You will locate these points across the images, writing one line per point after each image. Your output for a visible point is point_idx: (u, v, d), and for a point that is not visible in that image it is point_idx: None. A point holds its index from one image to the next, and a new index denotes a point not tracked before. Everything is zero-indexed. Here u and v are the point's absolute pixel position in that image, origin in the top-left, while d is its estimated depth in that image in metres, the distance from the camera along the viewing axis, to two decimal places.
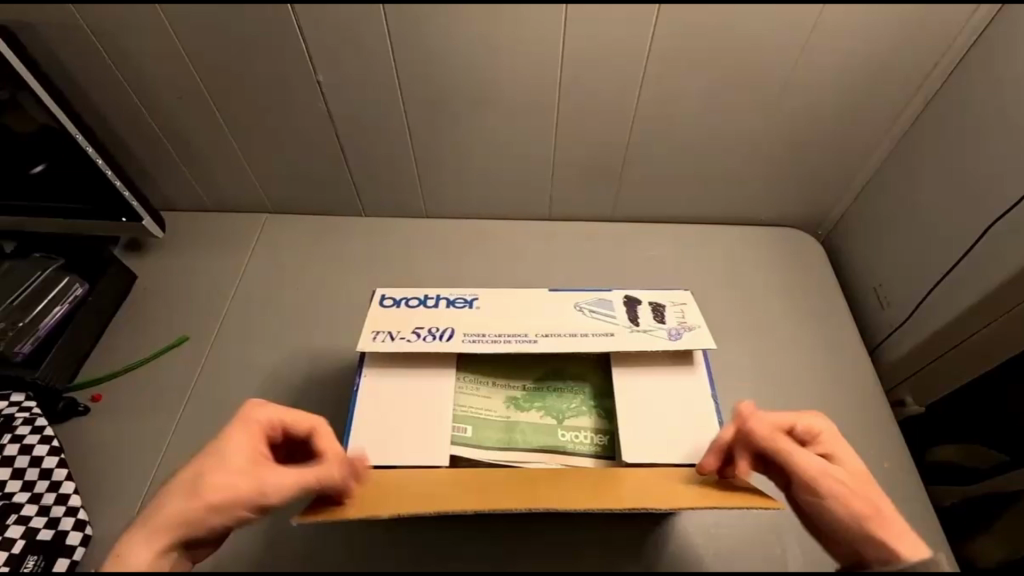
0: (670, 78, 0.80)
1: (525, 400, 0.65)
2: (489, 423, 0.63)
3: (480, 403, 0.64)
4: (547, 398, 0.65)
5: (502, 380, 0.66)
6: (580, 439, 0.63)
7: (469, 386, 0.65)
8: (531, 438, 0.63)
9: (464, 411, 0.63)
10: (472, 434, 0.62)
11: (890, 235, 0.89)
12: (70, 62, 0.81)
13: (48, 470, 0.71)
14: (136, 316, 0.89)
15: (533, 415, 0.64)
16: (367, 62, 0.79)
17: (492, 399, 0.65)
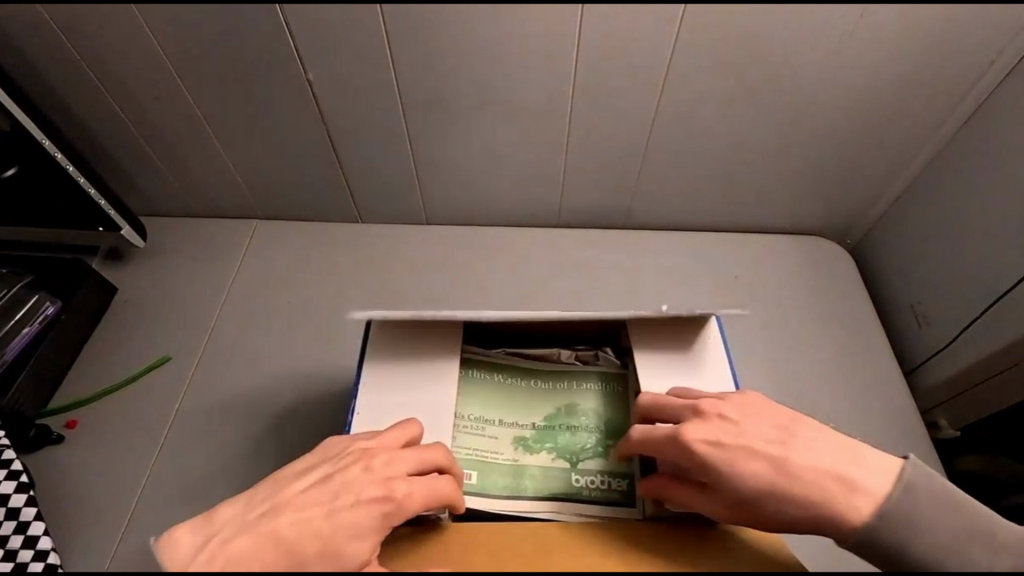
0: (694, 79, 0.74)
1: (535, 440, 0.59)
2: (497, 468, 0.57)
3: (485, 444, 0.58)
4: (559, 436, 0.59)
5: (510, 419, 0.60)
6: (596, 485, 0.57)
7: (473, 426, 0.59)
8: (542, 484, 0.57)
9: (468, 455, 0.57)
10: (477, 481, 0.56)
11: (930, 248, 0.82)
12: (38, 59, 0.75)
13: (15, 509, 0.64)
14: (116, 335, 0.83)
15: (543, 457, 0.58)
16: (365, 62, 0.72)
17: (499, 439, 0.59)
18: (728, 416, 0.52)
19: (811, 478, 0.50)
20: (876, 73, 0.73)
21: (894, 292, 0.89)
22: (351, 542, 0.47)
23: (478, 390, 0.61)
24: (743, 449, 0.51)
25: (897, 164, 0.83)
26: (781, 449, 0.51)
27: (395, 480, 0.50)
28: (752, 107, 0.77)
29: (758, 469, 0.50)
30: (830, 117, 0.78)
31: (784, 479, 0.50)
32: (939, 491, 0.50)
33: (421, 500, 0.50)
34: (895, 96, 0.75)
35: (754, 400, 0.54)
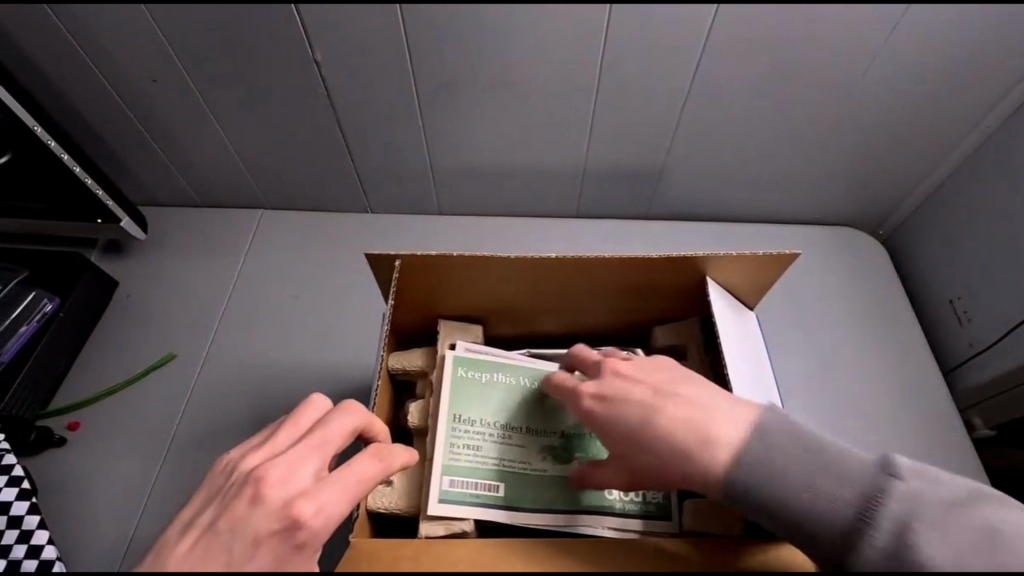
0: (731, 60, 0.68)
1: (564, 450, 0.56)
2: (525, 480, 0.54)
3: (513, 454, 0.55)
4: (591, 445, 0.56)
5: (536, 426, 0.56)
6: (630, 497, 0.54)
7: (500, 435, 0.56)
8: (575, 497, 0.54)
9: (496, 467, 0.54)
10: (505, 494, 0.53)
11: (970, 237, 0.77)
12: (27, 42, 0.70)
13: (18, 517, 0.61)
14: (118, 332, 0.79)
15: (575, 468, 0.55)
16: (375, 41, 0.67)
17: (527, 449, 0.55)
18: (644, 384, 0.49)
19: (724, 442, 0.45)
20: (930, 53, 0.67)
21: (929, 283, 0.84)
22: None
23: (504, 395, 0.57)
24: (680, 414, 0.47)
25: (939, 151, 0.78)
26: (695, 412, 0.47)
27: (302, 499, 0.41)
28: (792, 93, 0.72)
29: (680, 434, 0.46)
30: (873, 101, 0.72)
31: (702, 446, 0.45)
32: (799, 432, 0.46)
33: (337, 510, 0.42)
34: (947, 76, 0.70)
35: (670, 364, 0.51)
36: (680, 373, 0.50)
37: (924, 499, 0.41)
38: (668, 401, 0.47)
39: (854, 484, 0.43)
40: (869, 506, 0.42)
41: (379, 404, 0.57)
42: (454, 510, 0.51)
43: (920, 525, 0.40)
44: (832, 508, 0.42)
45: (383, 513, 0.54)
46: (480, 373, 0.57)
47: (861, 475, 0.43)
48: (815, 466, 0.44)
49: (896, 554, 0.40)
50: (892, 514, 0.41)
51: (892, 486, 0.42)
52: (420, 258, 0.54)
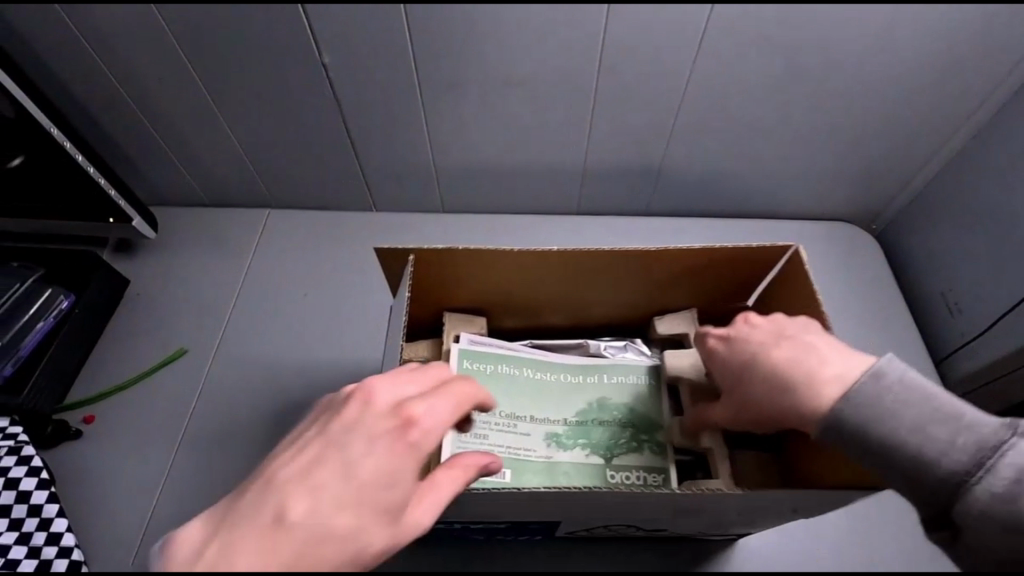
0: (726, 60, 0.70)
1: (567, 437, 0.58)
2: (530, 465, 0.56)
3: (518, 441, 0.57)
4: (593, 431, 0.58)
5: (540, 415, 0.59)
6: (631, 480, 0.56)
7: (505, 424, 0.58)
8: (579, 480, 0.56)
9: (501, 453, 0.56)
10: (512, 478, 0.55)
11: (956, 230, 0.79)
12: (44, 47, 0.72)
13: (38, 506, 0.63)
14: (131, 328, 0.81)
15: (578, 454, 0.57)
16: (379, 47, 0.69)
17: (531, 436, 0.58)
18: (758, 329, 0.52)
19: (833, 384, 0.47)
20: (922, 47, 0.69)
21: (921, 276, 0.86)
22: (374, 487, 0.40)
23: (509, 384, 0.60)
24: (788, 353, 0.50)
25: (931, 146, 0.79)
26: (812, 359, 0.49)
27: (413, 403, 0.43)
28: (786, 91, 0.73)
29: (789, 375, 0.49)
30: (867, 99, 0.74)
31: (805, 388, 0.48)
32: (910, 382, 0.46)
33: (445, 417, 0.43)
34: (935, 75, 0.71)
35: (800, 318, 0.53)
36: (803, 325, 0.52)
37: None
38: (782, 345, 0.50)
39: (969, 435, 0.44)
40: (982, 458, 0.43)
41: None
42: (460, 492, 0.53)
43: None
44: (944, 457, 0.43)
45: None
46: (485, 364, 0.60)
47: (983, 429, 0.44)
48: (927, 418, 0.44)
49: (1006, 500, 0.42)
50: (1006, 464, 0.43)
51: (1015, 441, 0.43)
52: (431, 251, 0.56)
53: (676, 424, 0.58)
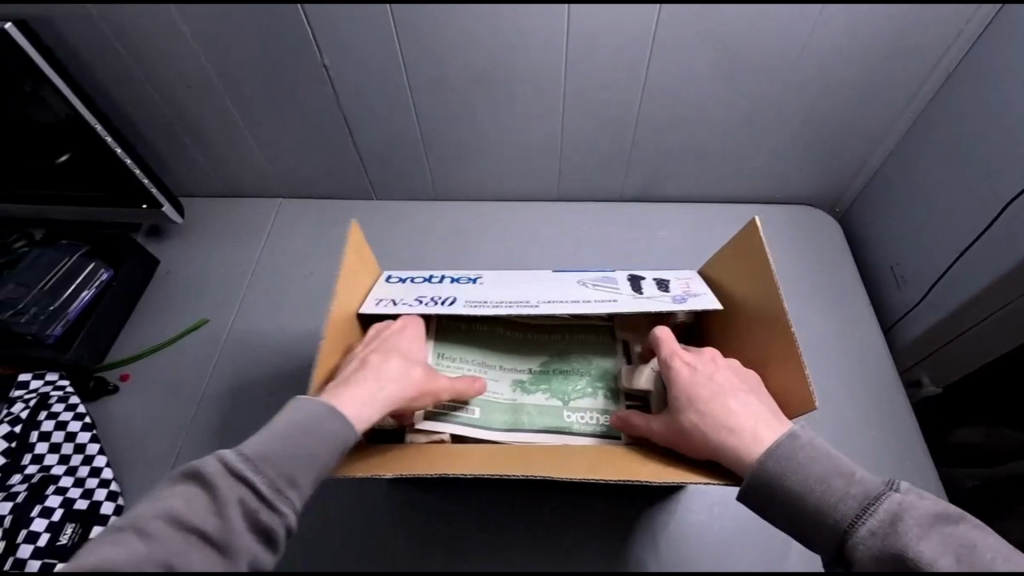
0: (679, 58, 0.78)
1: (531, 383, 0.69)
2: (496, 405, 0.67)
3: (488, 384, 0.68)
4: (553, 379, 0.69)
5: (509, 365, 0.70)
6: (585, 420, 0.66)
7: (478, 370, 0.69)
8: (538, 418, 0.66)
9: (473, 395, 0.67)
10: (479, 416, 0.66)
11: (903, 213, 0.86)
12: (87, 57, 0.83)
13: (82, 445, 0.75)
14: (158, 301, 0.93)
15: (539, 397, 0.68)
16: (373, 52, 0.79)
17: (500, 381, 0.69)
18: (723, 375, 0.57)
19: (761, 442, 0.51)
20: (860, 42, 0.75)
21: (877, 255, 0.92)
22: (408, 355, 0.60)
23: (484, 340, 0.72)
24: (736, 402, 0.54)
25: (881, 129, 0.85)
26: (757, 415, 0.53)
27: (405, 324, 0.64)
28: (740, 80, 0.80)
29: (737, 419, 0.53)
30: (814, 90, 0.81)
31: (745, 435, 0.52)
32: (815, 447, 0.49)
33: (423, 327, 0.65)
34: (874, 68, 0.78)
35: (749, 380, 0.58)
36: (750, 385, 0.58)
37: (919, 509, 0.45)
38: (737, 396, 0.55)
39: (857, 487, 0.46)
40: (866, 506, 0.45)
41: None
42: (434, 419, 0.64)
43: (908, 525, 0.43)
44: (832, 504, 0.46)
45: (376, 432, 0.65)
46: (462, 325, 0.72)
47: (868, 481, 0.46)
48: (822, 468, 0.47)
49: (886, 544, 0.43)
50: (887, 512, 0.44)
51: (890, 493, 0.45)
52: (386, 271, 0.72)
53: (622, 370, 0.68)
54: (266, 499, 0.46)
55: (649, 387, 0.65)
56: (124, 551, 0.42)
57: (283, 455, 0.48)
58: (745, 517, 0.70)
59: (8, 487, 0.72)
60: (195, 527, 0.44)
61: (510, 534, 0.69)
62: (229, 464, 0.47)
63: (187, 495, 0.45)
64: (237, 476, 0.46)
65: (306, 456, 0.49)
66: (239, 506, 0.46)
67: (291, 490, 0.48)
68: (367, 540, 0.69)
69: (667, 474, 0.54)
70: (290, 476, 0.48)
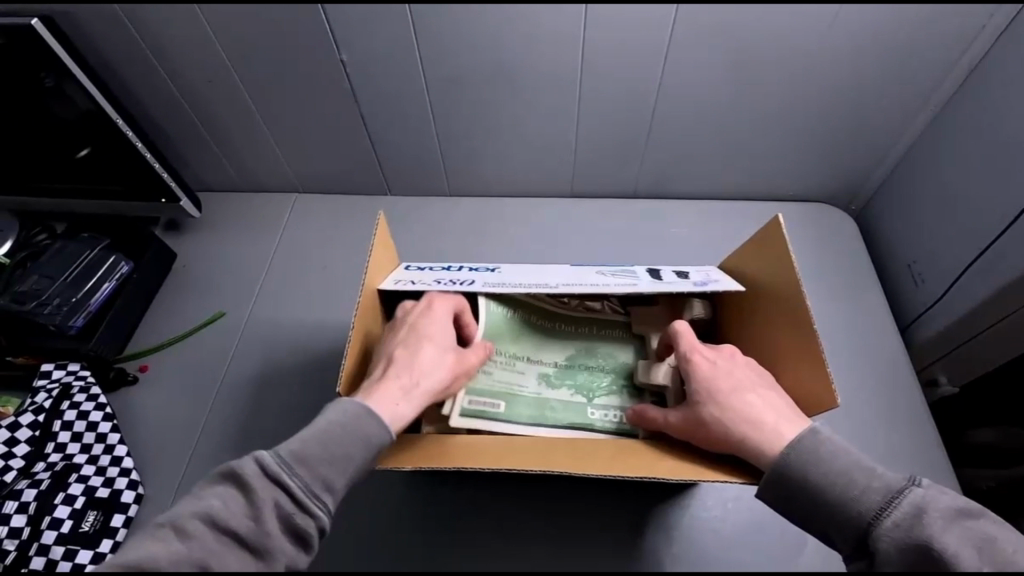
0: (696, 54, 0.78)
1: (557, 377, 0.69)
2: (522, 399, 0.67)
3: (515, 377, 0.69)
4: (579, 375, 0.70)
5: (536, 358, 0.71)
6: (609, 418, 0.66)
7: (506, 362, 0.69)
8: (566, 413, 0.67)
9: (500, 388, 0.67)
10: (505, 409, 0.65)
11: (922, 210, 0.85)
12: (109, 53, 0.84)
13: (104, 435, 0.76)
14: (176, 293, 0.94)
15: (564, 392, 0.68)
16: (390, 48, 0.79)
17: (526, 374, 0.69)
18: (742, 371, 0.57)
19: (780, 437, 0.51)
20: (880, 37, 0.74)
21: (894, 252, 0.91)
22: (440, 341, 0.60)
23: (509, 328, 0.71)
24: (756, 397, 0.54)
25: (899, 127, 0.85)
26: (776, 410, 0.53)
27: (431, 309, 0.62)
28: (758, 78, 0.80)
29: (758, 414, 0.53)
30: (832, 86, 0.80)
31: (765, 431, 0.51)
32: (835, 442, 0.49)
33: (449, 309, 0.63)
34: (895, 63, 0.77)
35: (767, 376, 0.59)
36: (768, 381, 0.58)
37: (941, 503, 0.45)
38: (756, 392, 0.55)
39: (879, 481, 0.46)
40: (889, 501, 0.45)
41: None
42: (465, 412, 0.63)
43: (933, 518, 0.44)
44: (855, 498, 0.46)
45: None
46: (487, 310, 0.70)
47: (890, 475, 0.46)
48: (844, 462, 0.47)
49: (910, 538, 0.43)
50: (911, 505, 0.45)
51: (913, 489, 0.45)
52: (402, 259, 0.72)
53: (639, 364, 0.69)
54: (300, 502, 0.47)
55: (666, 382, 0.66)
56: (163, 549, 0.44)
57: (317, 458, 0.49)
58: (760, 514, 0.70)
59: (32, 475, 0.73)
60: (231, 528, 0.45)
61: (524, 527, 0.70)
62: (264, 466, 0.48)
63: (225, 497, 0.46)
64: (271, 478, 0.47)
65: (339, 459, 0.49)
66: (274, 508, 0.47)
67: (324, 493, 0.48)
68: (382, 531, 0.70)
69: (687, 472, 0.53)
70: (323, 479, 0.49)
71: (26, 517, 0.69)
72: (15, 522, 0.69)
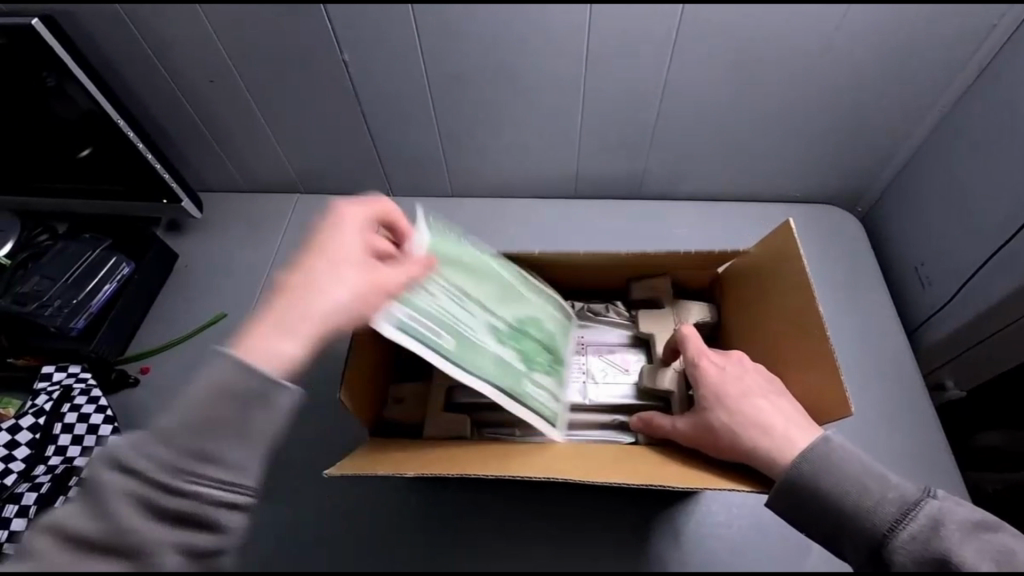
0: (702, 55, 0.77)
1: (504, 334, 0.64)
2: (468, 339, 0.60)
3: (463, 315, 0.61)
4: (527, 346, 0.65)
5: (486, 308, 0.64)
6: (543, 393, 0.63)
7: (451, 295, 0.62)
8: (509, 375, 0.61)
9: (444, 318, 0.59)
10: (446, 341, 0.57)
11: (931, 211, 0.84)
12: (110, 52, 0.83)
13: (104, 437, 0.76)
14: (177, 294, 0.93)
15: (508, 351, 0.63)
16: (392, 47, 0.78)
17: (474, 317, 0.62)
18: (752, 375, 0.57)
19: (792, 444, 0.50)
20: (890, 37, 0.73)
21: (901, 254, 0.90)
22: (343, 262, 0.56)
23: (474, 276, 0.66)
24: (766, 403, 0.54)
25: (907, 127, 0.84)
26: (788, 416, 0.53)
27: (342, 224, 0.59)
28: (764, 78, 0.79)
29: (769, 419, 0.52)
30: (839, 87, 0.80)
31: (778, 438, 0.51)
32: (849, 451, 0.49)
33: (357, 219, 0.59)
34: (904, 62, 0.76)
35: (777, 380, 0.58)
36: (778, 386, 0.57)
37: (956, 514, 0.45)
38: (766, 397, 0.54)
39: (896, 492, 0.46)
40: (905, 512, 0.45)
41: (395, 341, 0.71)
42: (404, 330, 0.55)
43: (950, 530, 0.44)
44: (872, 510, 0.46)
45: (394, 426, 0.67)
46: (456, 254, 0.66)
47: (905, 486, 0.46)
48: (856, 470, 0.47)
49: (927, 550, 0.44)
50: (926, 518, 0.45)
51: (928, 500, 0.46)
52: None
53: (644, 369, 0.68)
54: (164, 486, 0.43)
55: (672, 387, 0.66)
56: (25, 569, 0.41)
57: (179, 435, 0.44)
58: (764, 518, 0.69)
59: (32, 478, 0.73)
60: (82, 534, 0.42)
61: (527, 530, 0.69)
62: (113, 457, 0.44)
63: (77, 504, 0.43)
64: (122, 472, 0.43)
65: (202, 424, 0.44)
66: (135, 503, 0.43)
67: (196, 469, 0.44)
68: (384, 535, 0.70)
69: (697, 479, 0.52)
70: (191, 452, 0.44)
71: (26, 520, 0.69)
72: (16, 526, 0.69)
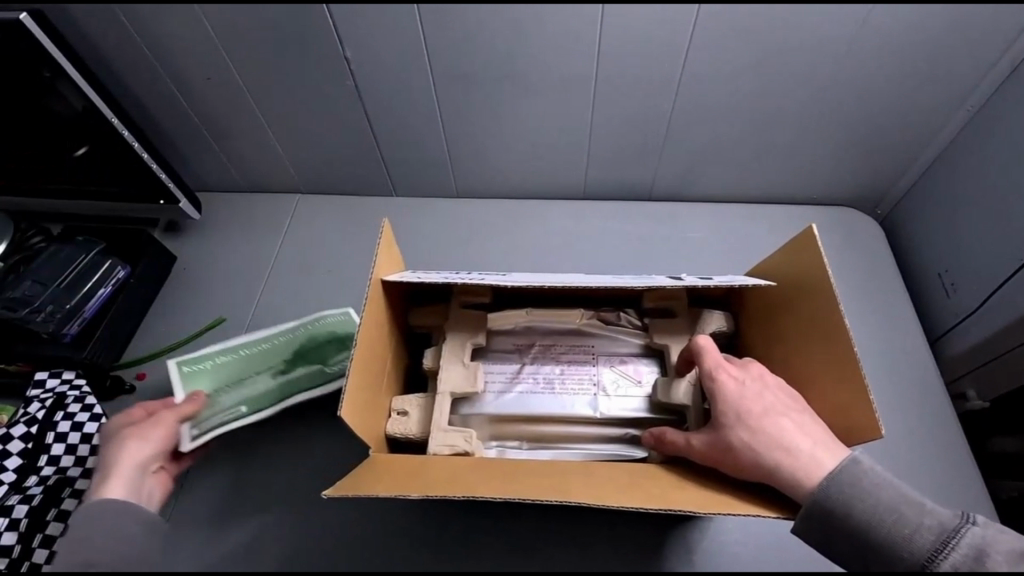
0: (719, 52, 0.73)
1: (286, 364, 0.74)
2: (256, 393, 0.72)
3: (251, 385, 0.72)
4: (322, 345, 0.75)
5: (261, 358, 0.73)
6: None
7: (229, 384, 0.71)
8: (294, 386, 0.72)
9: (227, 403, 0.70)
10: (241, 408, 0.70)
11: (957, 216, 0.80)
12: (104, 49, 0.80)
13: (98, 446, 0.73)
14: (175, 298, 0.91)
15: (298, 371, 0.73)
16: (395, 44, 0.75)
17: (226, 371, 0.72)
18: (773, 392, 0.54)
19: (817, 468, 0.47)
20: (916, 34, 0.70)
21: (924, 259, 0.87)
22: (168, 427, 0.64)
23: (276, 357, 0.74)
24: (789, 423, 0.51)
25: (932, 128, 0.80)
26: (812, 437, 0.50)
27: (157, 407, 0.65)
28: (785, 77, 0.76)
29: (793, 441, 0.49)
30: (862, 86, 0.76)
31: (803, 461, 0.48)
32: (881, 475, 0.47)
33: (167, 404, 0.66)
34: (930, 61, 0.73)
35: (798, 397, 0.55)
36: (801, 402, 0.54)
37: (1000, 544, 0.43)
38: (788, 416, 0.52)
39: (932, 519, 0.44)
40: (944, 540, 0.43)
41: (396, 351, 0.69)
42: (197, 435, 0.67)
43: (996, 561, 0.42)
44: (908, 537, 0.44)
45: (399, 439, 0.65)
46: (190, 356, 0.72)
47: (942, 512, 0.44)
48: (889, 497, 0.45)
49: None
50: (969, 547, 0.43)
51: (969, 528, 0.43)
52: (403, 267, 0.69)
53: (658, 382, 0.65)
54: None
55: (687, 402, 0.63)
56: None
57: None
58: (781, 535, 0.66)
59: (24, 489, 0.71)
60: None
61: (535, 544, 0.67)
62: None
63: None
64: None
65: None
66: None
67: None
68: (386, 547, 0.67)
69: (715, 503, 0.49)
70: None
71: (17, 534, 0.67)
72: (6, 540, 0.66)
